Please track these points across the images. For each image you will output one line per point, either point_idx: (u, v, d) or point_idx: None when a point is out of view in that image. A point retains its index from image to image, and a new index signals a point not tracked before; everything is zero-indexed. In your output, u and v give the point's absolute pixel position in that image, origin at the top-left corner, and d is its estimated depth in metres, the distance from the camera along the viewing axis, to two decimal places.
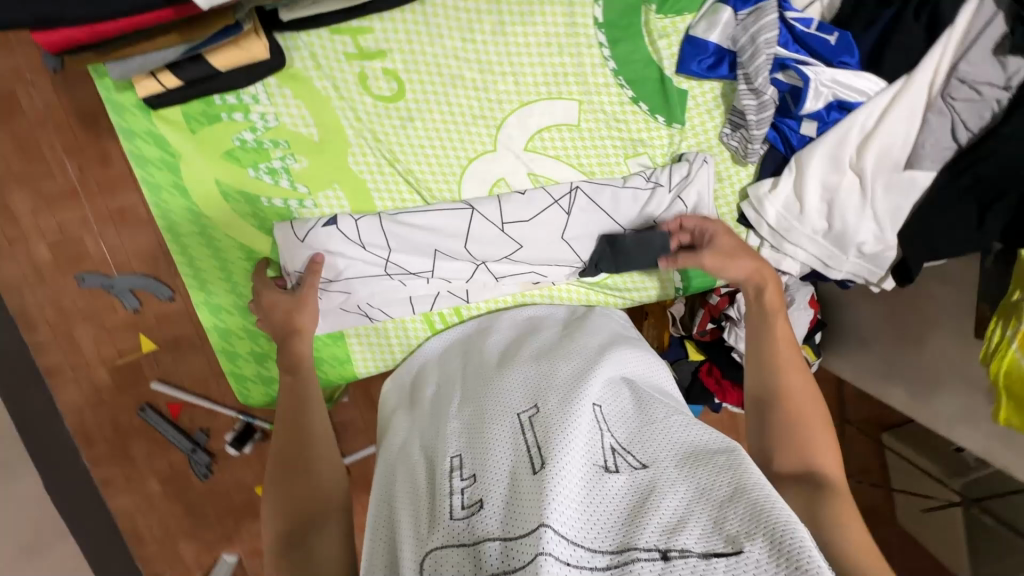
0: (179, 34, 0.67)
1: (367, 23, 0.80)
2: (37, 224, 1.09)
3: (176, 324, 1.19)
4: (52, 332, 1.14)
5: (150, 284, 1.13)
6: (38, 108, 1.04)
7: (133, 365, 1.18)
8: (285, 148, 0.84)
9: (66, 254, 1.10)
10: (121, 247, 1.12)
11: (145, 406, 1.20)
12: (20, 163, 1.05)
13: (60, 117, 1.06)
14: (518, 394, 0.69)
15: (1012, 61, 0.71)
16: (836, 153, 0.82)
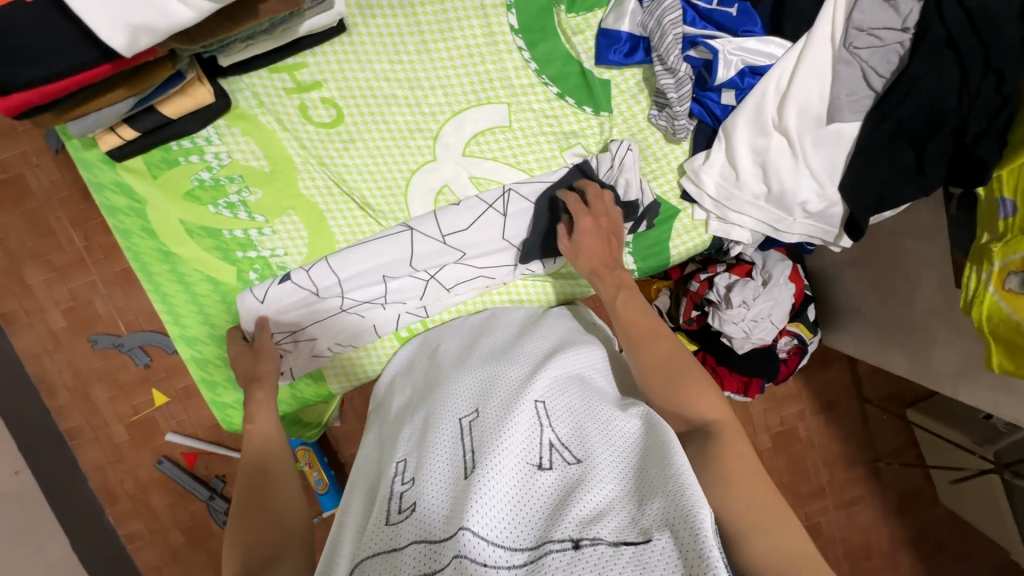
0: (126, 88, 0.72)
1: (301, 59, 0.87)
2: (52, 293, 1.37)
3: (180, 374, 1.41)
4: (71, 393, 1.39)
5: (155, 339, 1.38)
6: (46, 186, 1.34)
7: (150, 419, 1.41)
8: (239, 183, 0.90)
9: (78, 317, 1.37)
10: (125, 303, 1.38)
11: (163, 458, 1.40)
12: (35, 238, 1.34)
13: (64, 192, 1.35)
14: (464, 401, 0.70)
15: (903, 3, 0.75)
16: (758, 117, 0.85)
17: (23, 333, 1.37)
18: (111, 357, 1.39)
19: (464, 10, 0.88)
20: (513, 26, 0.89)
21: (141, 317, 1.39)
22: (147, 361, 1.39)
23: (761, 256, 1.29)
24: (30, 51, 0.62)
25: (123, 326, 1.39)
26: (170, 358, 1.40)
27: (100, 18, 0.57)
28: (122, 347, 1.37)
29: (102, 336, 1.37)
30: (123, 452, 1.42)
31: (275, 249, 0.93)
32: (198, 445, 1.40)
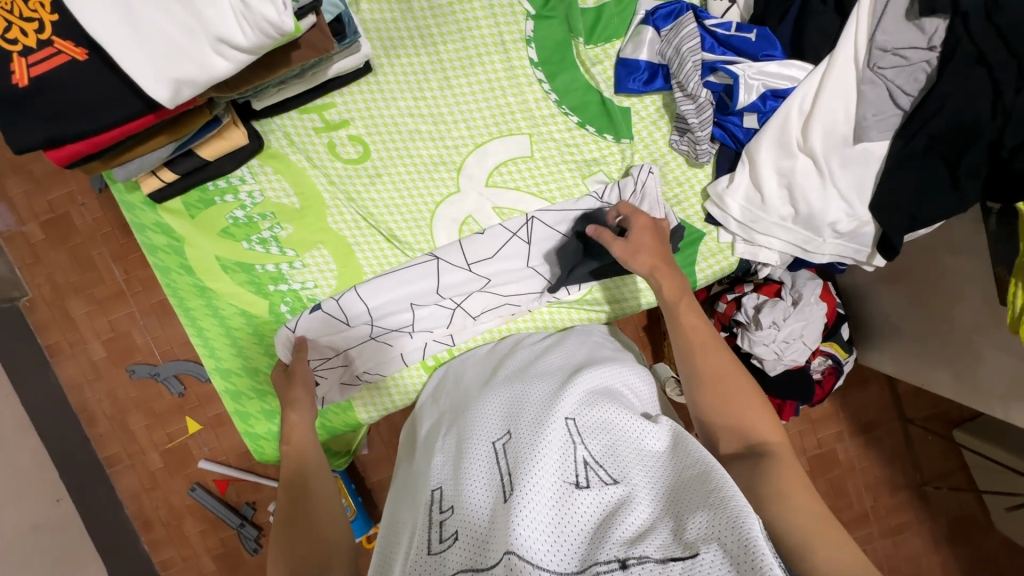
0: (168, 134, 0.76)
1: (330, 99, 0.91)
2: (94, 325, 1.43)
3: (212, 402, 1.45)
4: (110, 422, 1.44)
5: (189, 367, 1.42)
6: (90, 224, 1.41)
7: (184, 447, 1.45)
8: (271, 219, 0.93)
9: (118, 347, 1.43)
10: (161, 334, 1.43)
11: (196, 485, 1.43)
12: (78, 274, 1.41)
13: (106, 229, 1.41)
14: (494, 422, 0.69)
15: (927, 23, 0.74)
16: (782, 139, 0.84)
17: (68, 364, 1.43)
18: (148, 386, 1.44)
19: (486, 45, 0.90)
20: (533, 59, 0.91)
21: (176, 347, 1.43)
22: (181, 390, 1.42)
23: (790, 275, 1.25)
24: (83, 106, 0.67)
25: (159, 356, 1.43)
26: (204, 386, 1.44)
27: (146, 73, 0.61)
28: (158, 376, 1.42)
29: (139, 366, 1.42)
30: (159, 479, 1.45)
31: (305, 281, 0.95)
32: (230, 471, 1.42)
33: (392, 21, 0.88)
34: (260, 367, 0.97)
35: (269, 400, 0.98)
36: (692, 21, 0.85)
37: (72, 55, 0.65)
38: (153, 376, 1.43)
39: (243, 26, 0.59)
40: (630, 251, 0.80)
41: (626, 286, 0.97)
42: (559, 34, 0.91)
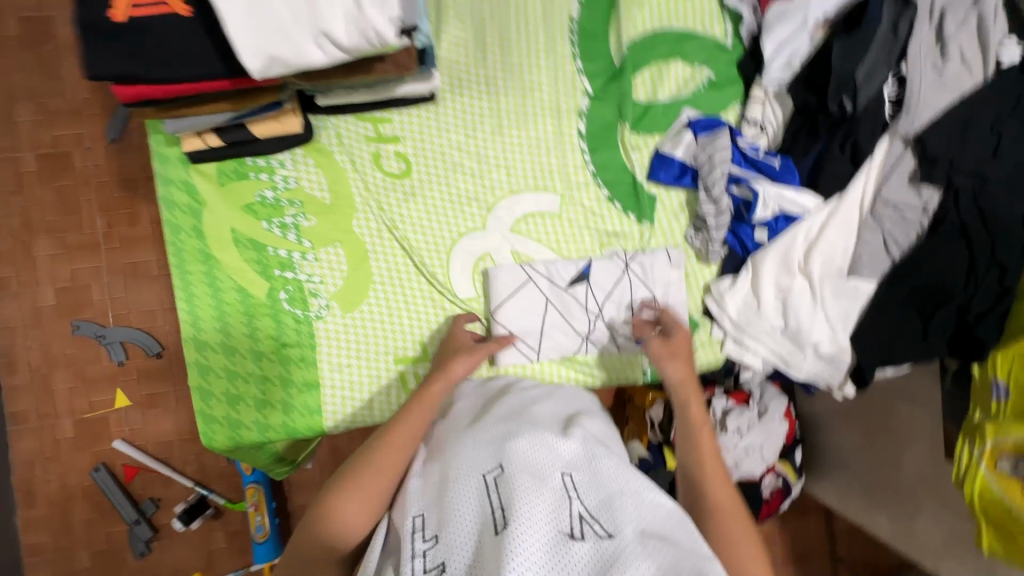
0: (232, 103, 0.80)
1: (388, 115, 0.96)
2: (54, 270, 1.36)
3: (152, 379, 1.37)
4: (31, 375, 1.34)
5: (139, 337, 1.34)
6: (88, 168, 1.38)
7: (103, 420, 1.35)
8: (298, 208, 0.95)
9: (71, 300, 1.35)
10: (123, 299, 1.36)
11: (101, 466, 1.32)
12: (57, 214, 1.36)
13: (104, 177, 1.39)
14: (486, 451, 0.66)
15: (925, 189, 0.84)
16: (785, 257, 0.93)
17: (8, 304, 1.34)
18: (87, 345, 1.36)
19: (543, 109, 0.98)
20: (581, 131, 0.99)
21: (132, 313, 1.36)
22: (122, 360, 1.34)
23: (760, 387, 1.31)
24: (167, 53, 0.69)
25: (111, 317, 1.36)
26: (147, 360, 1.36)
27: (248, 44, 0.64)
28: (102, 339, 1.34)
29: (87, 322, 1.34)
30: (64, 450, 1.34)
31: (312, 275, 0.95)
32: (146, 459, 1.33)
33: (465, 65, 0.97)
34: (239, 348, 0.94)
35: (238, 383, 0.94)
36: (727, 138, 0.95)
37: (176, 9, 0.69)
38: (97, 336, 1.35)
39: (351, 29, 0.65)
40: (665, 352, 0.92)
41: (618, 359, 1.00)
42: (608, 116, 1.00)
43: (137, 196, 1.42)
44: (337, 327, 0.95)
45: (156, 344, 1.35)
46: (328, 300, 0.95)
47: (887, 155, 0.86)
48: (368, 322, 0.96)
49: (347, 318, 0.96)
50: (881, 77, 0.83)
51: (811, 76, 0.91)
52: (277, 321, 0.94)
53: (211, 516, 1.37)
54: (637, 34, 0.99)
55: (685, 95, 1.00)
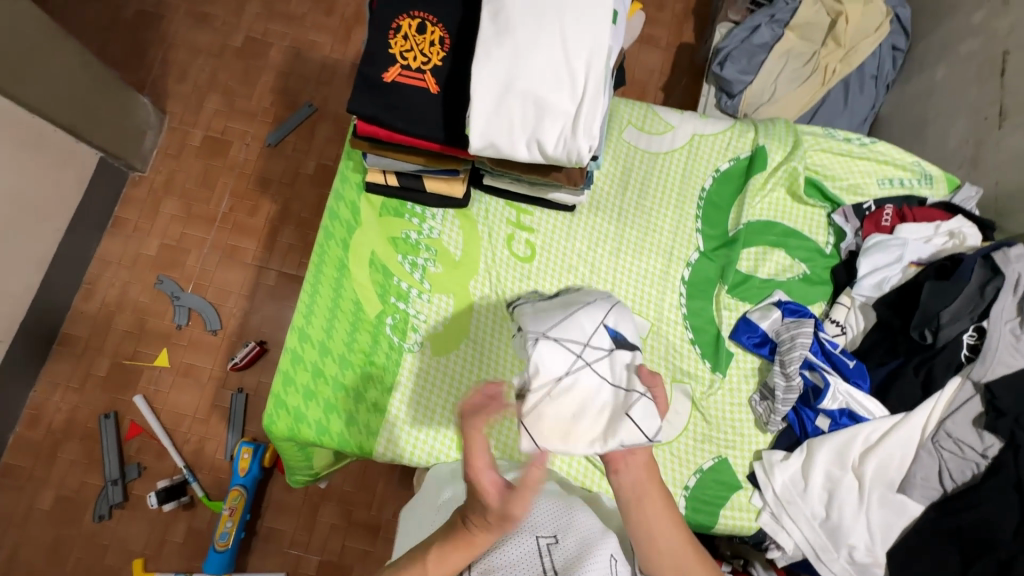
0: (426, 159, 0.98)
1: (531, 209, 1.13)
2: (169, 229, 1.67)
3: (199, 348, 1.59)
4: (100, 307, 1.60)
5: (207, 310, 1.61)
6: (241, 162, 1.74)
7: (138, 372, 1.57)
8: (431, 254, 1.09)
9: (163, 265, 1.64)
10: (212, 272, 1.65)
11: (112, 414, 1.52)
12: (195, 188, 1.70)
13: (247, 172, 1.73)
14: (545, 519, 0.80)
15: (986, 436, 0.90)
16: (841, 452, 0.98)
17: (116, 240, 1.65)
18: (160, 300, 1.62)
19: (658, 248, 1.13)
20: (684, 277, 1.13)
21: (211, 288, 1.64)
22: (182, 323, 1.60)
23: None
24: (409, 111, 0.88)
25: (190, 285, 1.64)
26: (202, 332, 1.61)
27: (478, 128, 0.81)
28: (175, 299, 1.61)
29: (168, 281, 1.62)
30: (94, 383, 1.55)
31: (420, 312, 1.07)
32: (153, 422, 1.51)
33: (607, 193, 1.15)
34: (332, 352, 1.02)
35: (319, 382, 1.00)
36: (812, 327, 1.05)
37: (429, 86, 0.89)
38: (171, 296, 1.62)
39: (559, 143, 0.82)
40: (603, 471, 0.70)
41: None
42: (710, 273, 1.14)
43: (265, 193, 1.72)
44: (422, 364, 1.04)
45: (217, 321, 1.60)
46: (423, 339, 1.06)
47: (957, 391, 0.94)
48: (448, 370, 1.05)
49: (433, 359, 1.05)
50: (963, 325, 0.94)
51: (897, 301, 1.04)
52: (374, 339, 1.05)
53: (185, 500, 1.47)
54: (754, 218, 1.16)
55: (780, 280, 1.14)
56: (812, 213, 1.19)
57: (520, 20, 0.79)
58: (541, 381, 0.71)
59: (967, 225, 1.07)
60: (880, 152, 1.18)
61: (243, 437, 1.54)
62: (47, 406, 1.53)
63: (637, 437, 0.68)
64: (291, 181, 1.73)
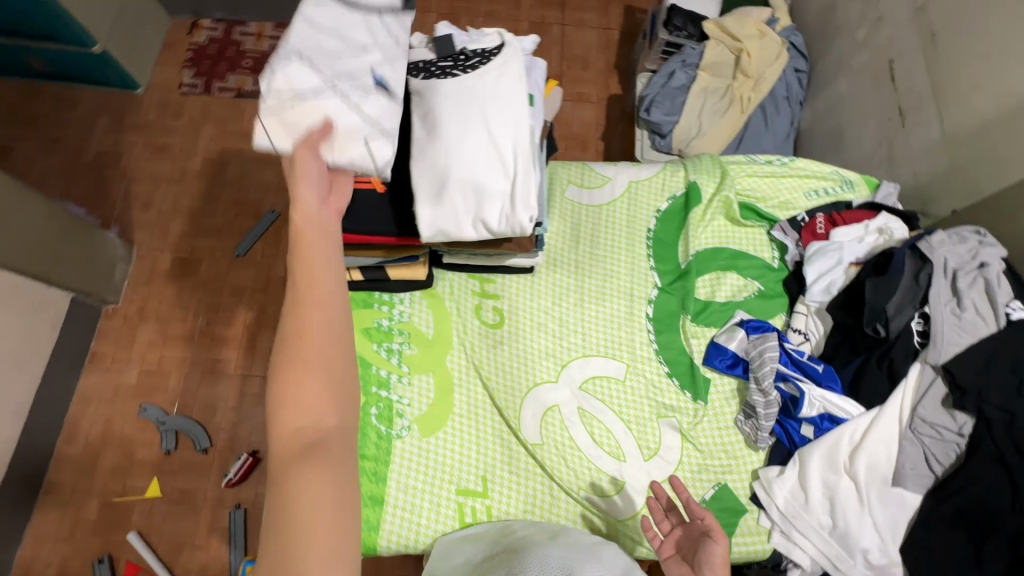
0: (385, 251, 1.05)
1: (493, 277, 1.19)
2: (148, 355, 1.68)
3: (190, 470, 1.57)
4: (84, 448, 1.58)
5: (194, 429, 1.59)
6: (212, 277, 1.78)
7: (129, 508, 1.52)
8: (405, 338, 1.13)
9: (145, 393, 1.63)
10: (195, 390, 1.65)
11: (106, 557, 1.46)
12: (169, 311, 1.73)
13: (219, 285, 1.77)
14: (556, 564, 0.84)
15: (958, 414, 0.94)
16: (831, 456, 1.00)
17: (95, 375, 1.65)
18: (145, 429, 1.60)
19: (619, 292, 1.19)
20: (649, 314, 1.18)
21: (196, 406, 1.63)
22: (170, 448, 1.57)
23: None
24: (360, 213, 0.95)
25: (175, 407, 1.63)
26: (191, 453, 1.58)
27: (426, 219, 0.88)
28: (162, 424, 1.59)
29: (152, 408, 1.61)
30: (84, 528, 1.50)
31: (403, 396, 1.09)
32: (150, 558, 1.46)
33: (560, 250, 1.22)
34: None
35: None
36: (776, 340, 1.10)
37: (375, 187, 0.96)
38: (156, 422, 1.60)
39: (502, 219, 0.89)
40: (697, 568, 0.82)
41: None
42: (672, 306, 1.19)
43: (240, 303, 1.76)
44: (413, 448, 1.05)
45: (207, 439, 1.58)
46: (410, 422, 1.07)
47: (920, 376, 0.98)
48: (439, 449, 1.06)
49: (423, 441, 1.06)
50: (909, 314, 1.00)
51: (849, 302, 1.10)
52: (362, 433, 1.05)
53: None
54: (702, 247, 1.23)
55: (739, 300, 1.19)
56: (753, 233, 1.27)
57: (447, 118, 0.87)
58: (289, 87, 0.76)
59: (892, 220, 1.16)
60: (800, 169, 1.29)
61: (247, 555, 1.49)
62: (38, 562, 1.47)
63: (368, 163, 0.77)
64: (264, 286, 1.78)
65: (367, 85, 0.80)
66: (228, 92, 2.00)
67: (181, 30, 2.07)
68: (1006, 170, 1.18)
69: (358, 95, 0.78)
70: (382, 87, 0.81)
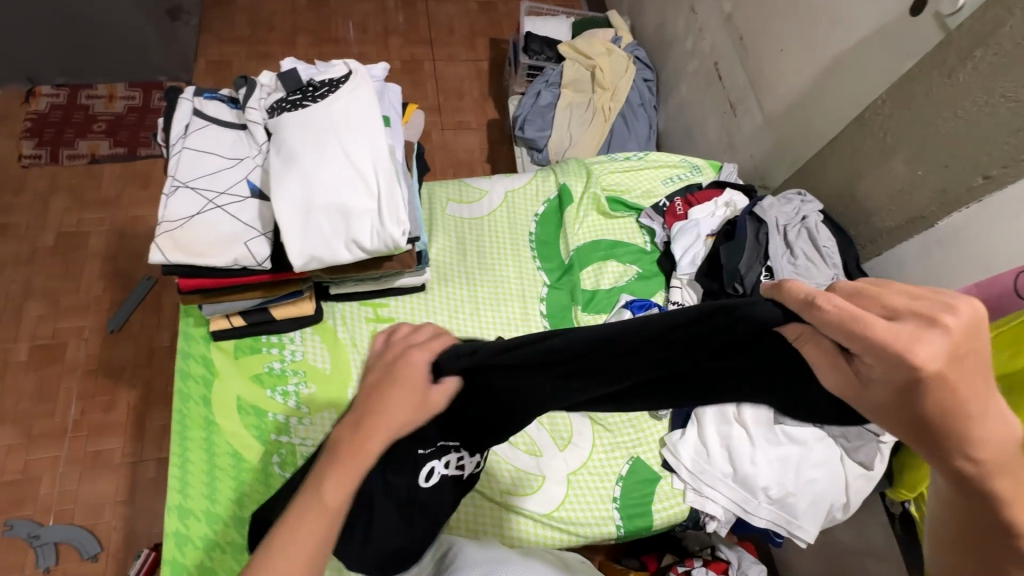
0: (263, 290, 1.01)
1: (386, 301, 1.18)
2: (10, 461, 1.46)
3: None
4: None
5: (81, 536, 1.39)
6: (80, 359, 1.59)
7: None
8: (301, 377, 1.08)
9: (12, 504, 1.42)
10: (75, 489, 1.45)
11: None
12: (33, 405, 1.52)
13: (90, 366, 1.59)
14: None
15: None
16: (722, 411, 1.08)
17: None
18: (17, 549, 1.38)
19: (511, 296, 1.23)
20: (543, 312, 1.23)
21: (77, 509, 1.43)
22: (50, 564, 1.36)
23: (736, 555, 1.34)
24: (220, 247, 0.89)
25: (51, 516, 1.42)
26: (79, 565, 1.38)
27: (296, 247, 0.87)
28: (35, 540, 1.38)
29: (21, 523, 1.39)
30: None
31: (306, 438, 1.03)
32: None
33: (450, 265, 1.25)
34: (222, 516, 0.96)
35: (214, 554, 0.93)
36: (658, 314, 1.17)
37: None
38: (30, 536, 1.39)
39: (374, 237, 0.89)
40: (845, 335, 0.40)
41: (595, 521, 1.06)
42: (564, 300, 1.25)
43: (118, 381, 1.58)
44: None
45: (96, 544, 1.39)
46: None
47: None
48: None
49: None
50: (757, 270, 1.14)
51: (711, 270, 1.21)
52: (265, 485, 0.99)
53: None
54: (581, 242, 1.32)
55: (622, 285, 1.28)
56: (625, 222, 1.37)
57: (302, 147, 0.89)
58: (177, 216, 0.89)
59: (736, 196, 1.31)
60: (654, 161, 1.44)
61: None
62: None
63: (250, 260, 0.90)
64: (147, 359, 1.61)
65: (243, 194, 0.93)
66: (79, 159, 1.84)
67: (16, 100, 1.91)
68: (813, 136, 1.33)
69: (236, 204, 0.92)
70: (259, 193, 0.94)
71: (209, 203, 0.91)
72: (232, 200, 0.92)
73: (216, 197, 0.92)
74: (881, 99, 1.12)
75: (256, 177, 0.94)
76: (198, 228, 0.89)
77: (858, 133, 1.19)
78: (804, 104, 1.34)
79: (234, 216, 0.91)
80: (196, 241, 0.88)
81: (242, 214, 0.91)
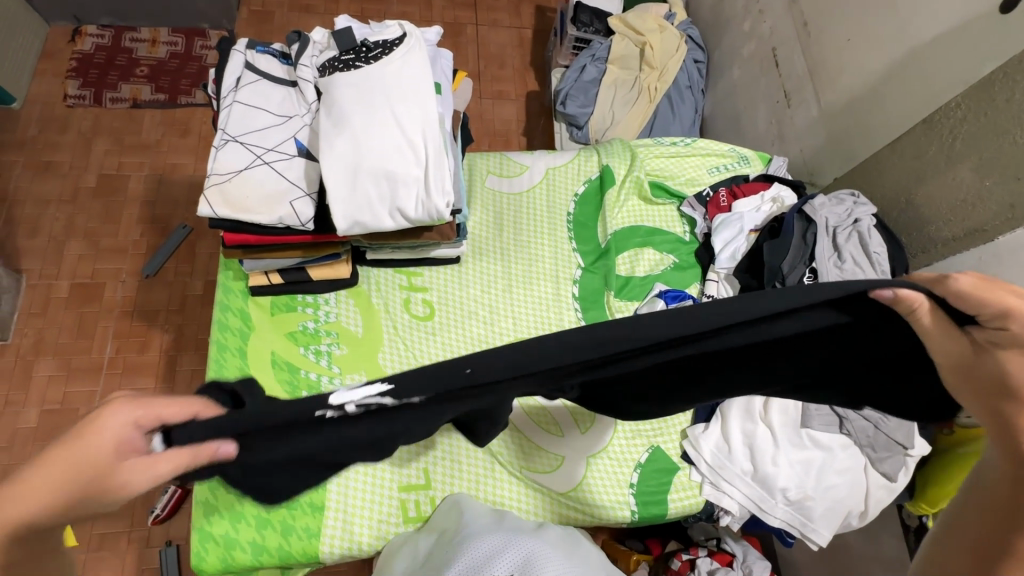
0: (303, 251, 1.02)
1: (420, 270, 1.19)
2: (50, 391, 1.52)
3: None
4: None
5: None
6: (117, 300, 1.64)
7: None
8: (333, 338, 1.10)
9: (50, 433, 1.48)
10: None
11: None
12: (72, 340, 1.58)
13: (127, 308, 1.64)
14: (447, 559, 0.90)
15: None
16: (748, 407, 1.08)
17: None
18: None
19: (544, 275, 1.22)
20: (575, 294, 1.22)
21: None
22: None
23: (741, 548, 1.33)
24: (267, 205, 0.90)
25: None
26: None
27: (340, 210, 0.87)
28: None
29: None
30: None
31: None
32: None
33: (486, 238, 1.24)
34: None
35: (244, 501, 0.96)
36: None
37: None
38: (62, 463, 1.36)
39: (418, 206, 0.89)
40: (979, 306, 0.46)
41: (609, 504, 1.07)
42: (597, 284, 1.24)
43: (152, 325, 1.63)
44: None
45: None
46: None
47: None
48: None
49: None
50: (801, 270, 1.10)
51: (751, 266, 1.19)
52: None
53: None
54: (619, 226, 1.29)
55: (657, 273, 1.26)
56: (665, 210, 1.35)
57: (354, 108, 0.88)
58: (225, 169, 0.89)
59: (784, 190, 1.26)
60: (701, 148, 1.39)
61: None
62: None
63: (294, 220, 0.91)
64: (180, 305, 1.65)
65: (290, 152, 0.92)
66: (121, 103, 1.86)
67: (62, 39, 1.91)
68: (872, 135, 1.28)
69: (283, 163, 0.91)
70: (306, 153, 0.93)
71: (257, 160, 0.91)
72: (280, 158, 0.92)
73: (264, 155, 0.91)
74: (955, 102, 1.06)
75: (304, 137, 0.94)
76: (247, 184, 0.89)
77: (924, 136, 1.13)
78: (867, 99, 1.28)
79: (281, 175, 0.91)
80: (244, 197, 0.89)
81: (289, 173, 0.91)
